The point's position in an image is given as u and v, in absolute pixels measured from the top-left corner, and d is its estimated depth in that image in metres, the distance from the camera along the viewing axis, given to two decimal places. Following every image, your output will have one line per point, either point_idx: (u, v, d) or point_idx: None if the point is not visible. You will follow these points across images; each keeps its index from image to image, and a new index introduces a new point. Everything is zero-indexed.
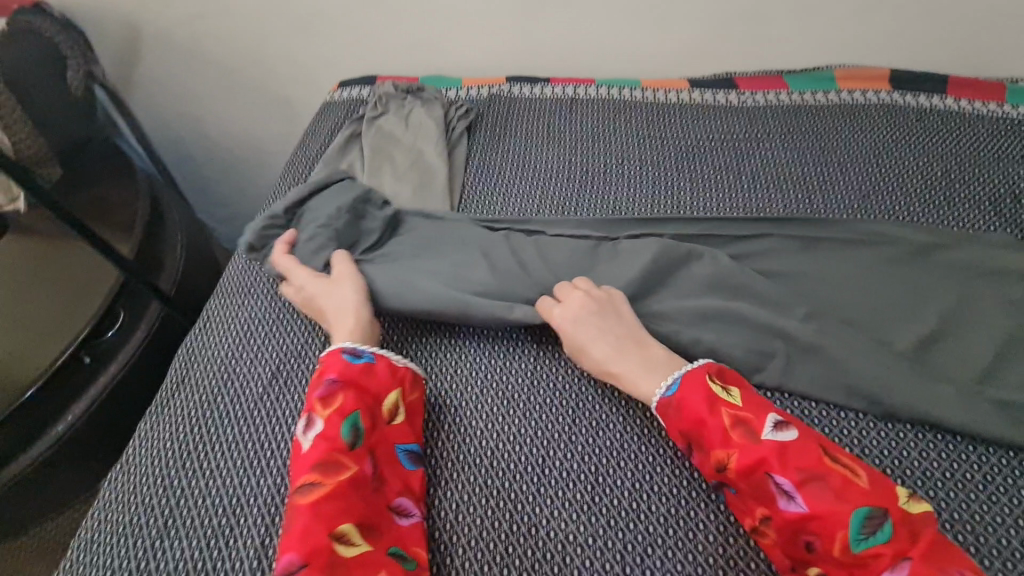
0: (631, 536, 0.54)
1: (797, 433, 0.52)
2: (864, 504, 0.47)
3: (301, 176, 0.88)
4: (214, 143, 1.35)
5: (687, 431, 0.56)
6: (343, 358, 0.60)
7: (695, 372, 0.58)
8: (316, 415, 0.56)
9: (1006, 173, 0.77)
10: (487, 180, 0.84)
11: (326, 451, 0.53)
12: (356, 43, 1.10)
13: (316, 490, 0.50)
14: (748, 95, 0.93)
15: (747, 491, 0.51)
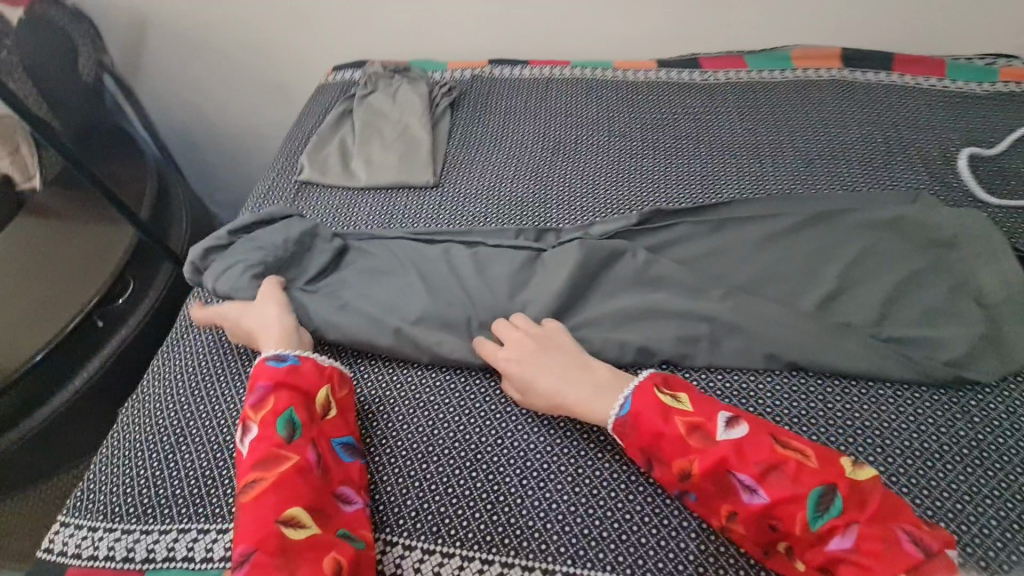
0: (579, 484, 0.59)
1: (746, 428, 0.54)
2: (817, 485, 0.50)
3: (298, 150, 0.95)
4: (216, 129, 1.43)
5: (647, 446, 0.56)
6: (270, 364, 0.62)
7: (647, 384, 0.59)
8: (252, 421, 0.58)
9: (941, 140, 0.85)
10: (468, 152, 0.92)
11: (266, 453, 0.55)
12: (348, 31, 1.17)
13: (258, 489, 0.53)
14: (711, 74, 1.01)
15: (710, 492, 0.53)
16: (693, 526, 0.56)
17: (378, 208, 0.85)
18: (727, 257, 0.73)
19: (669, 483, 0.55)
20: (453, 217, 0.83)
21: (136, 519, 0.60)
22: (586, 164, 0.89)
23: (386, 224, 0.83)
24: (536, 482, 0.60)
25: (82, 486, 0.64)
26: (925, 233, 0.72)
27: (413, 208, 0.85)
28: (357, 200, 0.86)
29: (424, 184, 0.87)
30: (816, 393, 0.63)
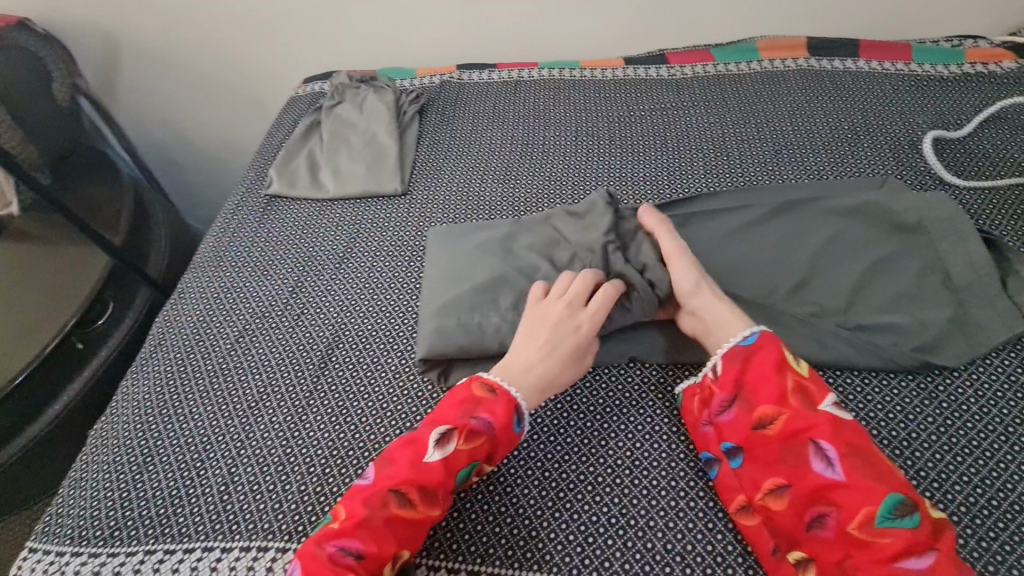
0: (569, 490, 0.57)
1: (850, 417, 0.54)
2: (900, 493, 0.49)
3: (267, 164, 0.95)
4: (194, 146, 1.43)
5: (739, 385, 0.57)
6: (513, 414, 0.57)
7: (771, 341, 0.58)
8: (455, 442, 0.54)
9: (906, 124, 0.84)
10: (437, 158, 0.92)
11: (436, 485, 0.53)
12: (319, 43, 1.18)
13: (405, 510, 0.52)
14: (678, 69, 1.01)
15: (775, 454, 0.54)
16: (660, 525, 0.54)
17: (345, 217, 0.85)
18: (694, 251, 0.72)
19: (732, 431, 0.55)
20: (420, 224, 0.82)
21: (103, 542, 0.59)
22: (554, 165, 0.89)
23: (353, 234, 0.82)
24: (502, 488, 0.58)
25: (50, 511, 0.63)
26: (893, 217, 0.71)
27: (380, 216, 0.84)
28: (324, 211, 0.86)
29: (392, 192, 0.86)
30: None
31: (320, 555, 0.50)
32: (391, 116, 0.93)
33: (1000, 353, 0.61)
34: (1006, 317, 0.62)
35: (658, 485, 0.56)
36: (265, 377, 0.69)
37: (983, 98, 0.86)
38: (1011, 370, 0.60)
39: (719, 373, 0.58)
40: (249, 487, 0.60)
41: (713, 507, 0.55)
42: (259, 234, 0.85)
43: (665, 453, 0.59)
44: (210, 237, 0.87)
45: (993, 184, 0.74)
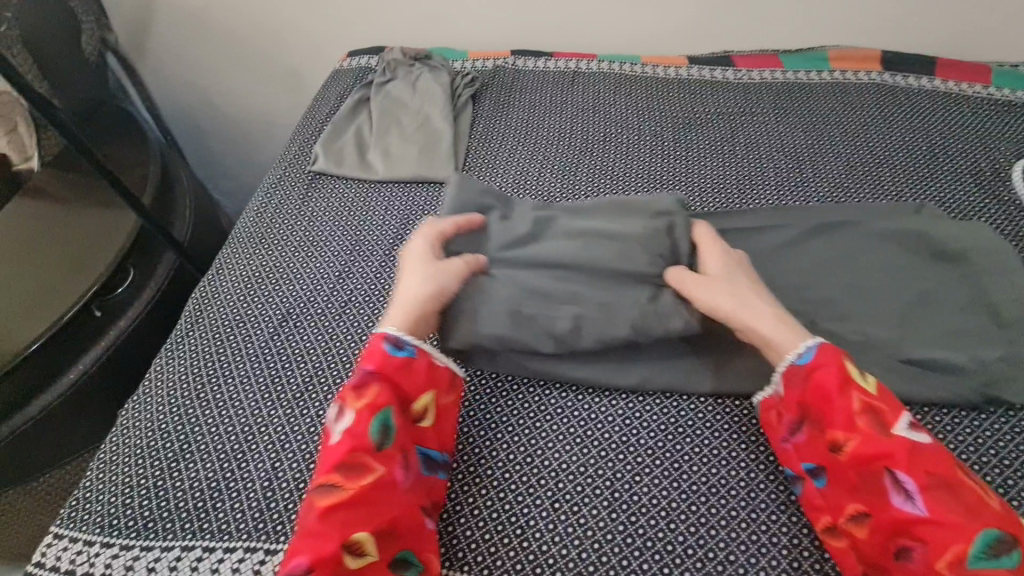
0: (641, 514, 0.53)
1: (930, 440, 0.49)
2: (994, 527, 0.45)
3: (312, 138, 0.91)
4: (222, 114, 1.37)
5: (808, 406, 0.54)
6: (384, 349, 0.56)
7: (832, 354, 0.54)
8: (348, 408, 0.53)
9: (987, 149, 0.81)
10: (491, 146, 0.87)
11: (347, 452, 0.51)
12: (364, 17, 1.12)
13: (335, 497, 0.49)
14: (745, 73, 0.97)
15: (851, 480, 0.50)
16: (742, 560, 0.51)
17: (395, 201, 0.80)
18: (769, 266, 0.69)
19: (810, 454, 0.53)
20: None
21: (137, 534, 0.55)
22: (616, 163, 0.85)
23: (403, 221, 0.78)
24: (571, 506, 0.54)
25: (77, 495, 0.59)
26: (982, 246, 0.68)
27: (432, 203, 0.80)
28: (372, 193, 0.82)
29: (445, 179, 0.82)
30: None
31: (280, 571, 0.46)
32: (445, 98, 0.89)
33: None
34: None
35: (739, 516, 0.53)
36: (310, 366, 0.65)
37: None
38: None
39: (784, 394, 0.56)
40: (295, 484, 0.56)
41: (799, 543, 0.52)
42: (304, 212, 0.80)
43: (744, 481, 0.55)
44: (248, 210, 0.83)
45: None
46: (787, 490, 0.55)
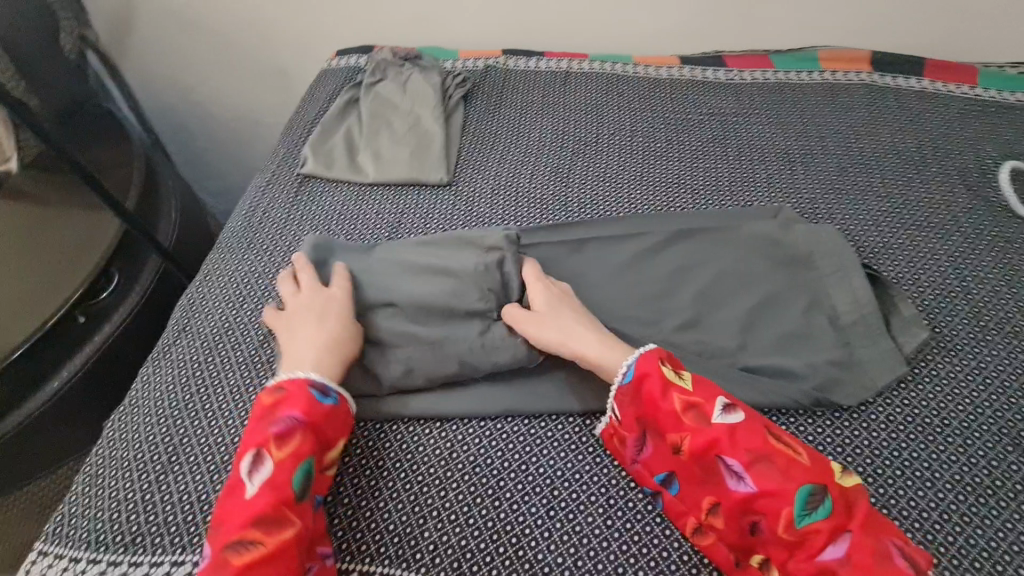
0: (633, 523, 0.53)
1: (744, 416, 0.51)
2: (807, 482, 0.46)
3: (301, 140, 0.89)
4: (207, 113, 1.35)
5: (642, 418, 0.54)
6: (310, 394, 0.54)
7: (649, 362, 0.54)
8: (268, 456, 0.50)
9: (976, 151, 0.82)
10: (483, 148, 0.87)
11: (270, 505, 0.47)
12: (352, 14, 1.10)
13: (253, 552, 0.45)
14: (737, 74, 0.97)
15: (694, 475, 0.50)
16: None
17: (387, 205, 0.79)
18: (763, 270, 0.69)
19: (656, 463, 0.53)
20: (468, 219, 0.77)
21: (125, 549, 0.54)
22: (609, 165, 0.84)
23: (395, 225, 0.77)
24: (566, 513, 0.53)
25: (62, 511, 0.58)
26: None
27: (424, 207, 0.79)
28: (363, 197, 0.81)
29: (437, 182, 0.81)
30: (881, 420, 0.57)
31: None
32: (437, 99, 0.87)
33: None
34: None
35: None
36: None
37: None
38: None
39: (620, 416, 0.55)
40: None
41: None
42: (293, 217, 0.79)
43: None
44: (236, 215, 0.82)
45: None
46: None
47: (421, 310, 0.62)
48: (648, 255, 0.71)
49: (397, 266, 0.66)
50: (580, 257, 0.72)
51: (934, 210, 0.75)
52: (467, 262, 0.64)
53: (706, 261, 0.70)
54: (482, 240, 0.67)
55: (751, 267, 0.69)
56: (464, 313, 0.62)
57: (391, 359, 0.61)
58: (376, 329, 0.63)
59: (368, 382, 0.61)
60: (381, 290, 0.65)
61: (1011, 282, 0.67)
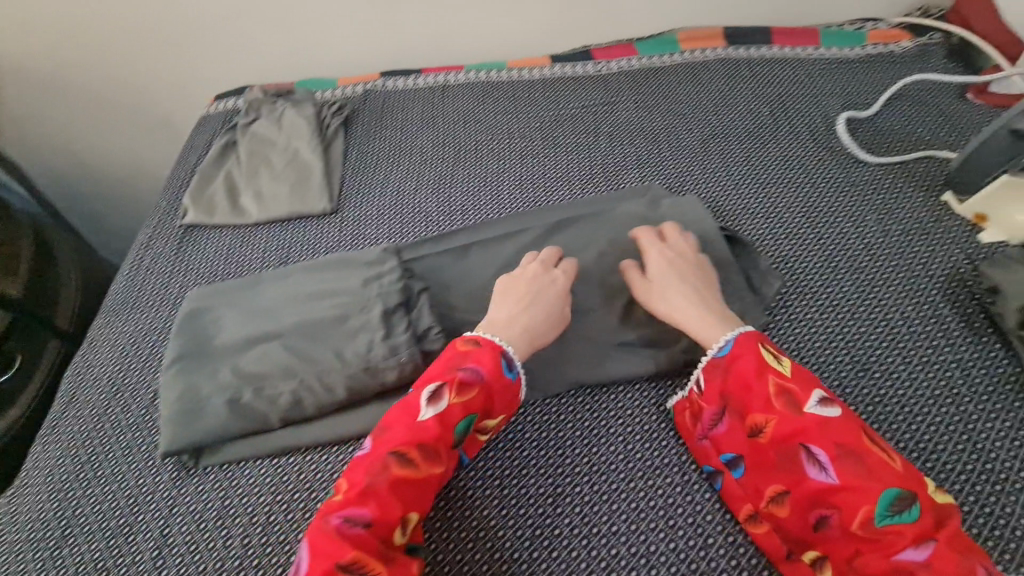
0: (527, 511, 0.56)
1: (841, 412, 0.51)
2: (895, 485, 0.47)
3: (182, 190, 0.88)
4: (99, 173, 1.31)
5: (727, 393, 0.56)
6: (500, 360, 0.57)
7: (748, 341, 0.57)
8: (447, 397, 0.54)
9: (821, 106, 0.88)
10: (367, 171, 0.88)
11: (435, 439, 0.52)
12: (226, 55, 1.09)
13: (408, 470, 0.51)
14: (604, 65, 1.01)
15: (771, 459, 0.53)
16: (625, 531, 0.54)
17: (272, 242, 0.80)
18: (638, 246, 0.72)
19: (730, 439, 0.55)
20: (354, 243, 0.78)
21: None
22: (489, 169, 0.87)
23: (282, 260, 0.77)
24: (463, 514, 0.57)
25: None
26: None
27: (309, 238, 0.79)
28: (247, 237, 0.81)
29: (321, 211, 0.82)
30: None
31: (324, 526, 0.47)
32: (312, 131, 0.88)
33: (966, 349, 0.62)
34: (937, 296, 0.66)
35: (619, 489, 0.57)
36: None
37: (887, 77, 0.91)
38: (969, 349, 0.62)
39: (703, 389, 0.58)
40: (185, 549, 0.55)
41: (674, 502, 0.56)
42: (178, 268, 0.78)
43: (623, 454, 0.59)
44: (121, 275, 0.81)
45: (902, 160, 0.79)
46: (658, 463, 0.58)
47: (304, 339, 0.62)
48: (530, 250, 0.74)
49: (278, 300, 0.67)
50: (465, 261, 0.73)
51: (785, 169, 0.81)
52: (347, 284, 0.65)
53: (583, 247, 0.73)
54: (361, 257, 0.67)
55: (624, 246, 0.73)
56: (348, 332, 0.61)
57: (279, 392, 0.60)
58: (261, 365, 0.61)
59: (259, 417, 0.59)
60: (263, 326, 0.64)
61: (856, 223, 0.74)
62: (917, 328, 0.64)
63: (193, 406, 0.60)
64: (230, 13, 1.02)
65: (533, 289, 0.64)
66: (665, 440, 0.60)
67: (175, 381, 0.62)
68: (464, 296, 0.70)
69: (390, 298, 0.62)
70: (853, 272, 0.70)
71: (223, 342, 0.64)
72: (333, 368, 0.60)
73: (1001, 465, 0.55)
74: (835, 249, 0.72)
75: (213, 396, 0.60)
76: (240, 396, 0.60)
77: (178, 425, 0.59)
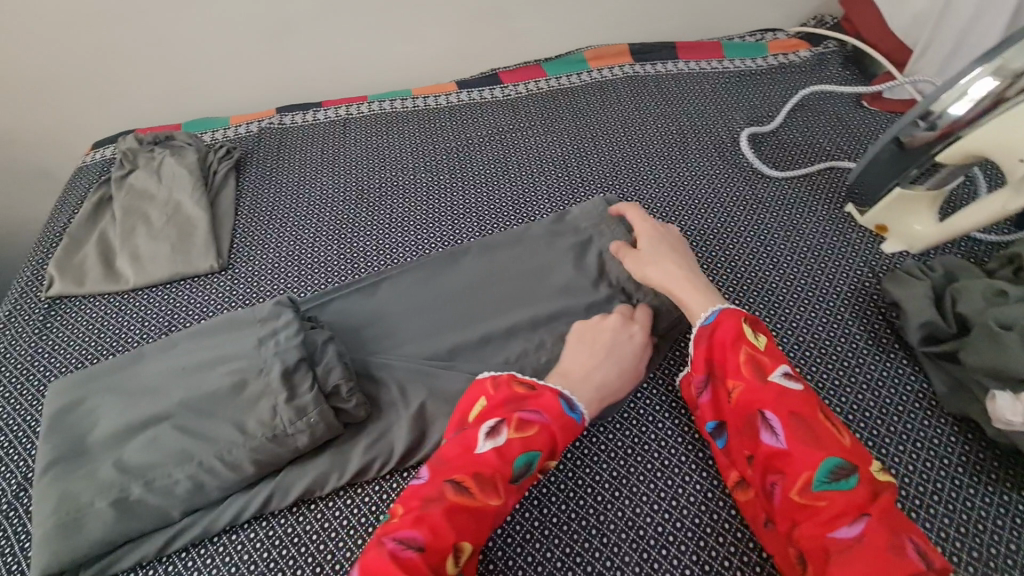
0: None
1: (804, 388, 0.53)
2: (836, 457, 0.48)
3: (47, 256, 0.79)
4: None
5: (706, 359, 0.57)
6: (561, 401, 0.55)
7: (733, 315, 0.57)
8: (506, 431, 0.52)
9: (727, 120, 0.88)
10: (259, 219, 0.81)
11: (492, 471, 0.50)
12: (104, 97, 0.99)
13: (463, 498, 0.49)
14: (512, 88, 0.98)
15: (733, 422, 0.54)
16: None
17: (150, 310, 0.72)
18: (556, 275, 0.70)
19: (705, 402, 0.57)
20: (246, 302, 0.72)
21: None
22: (395, 210, 0.82)
23: (163, 330, 0.70)
24: None
25: None
26: None
27: (196, 300, 0.73)
28: (124, 307, 0.73)
29: (208, 270, 0.75)
30: (647, 413, 0.61)
31: (380, 551, 0.46)
32: (195, 181, 0.81)
33: (879, 367, 0.61)
34: (845, 311, 0.66)
35: (535, 560, 0.53)
36: None
37: (787, 88, 0.93)
38: (877, 368, 0.61)
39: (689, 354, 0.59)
40: None
41: (592, 569, 0.52)
42: (43, 350, 0.70)
43: (538, 522, 0.55)
44: None
45: (806, 173, 0.79)
46: (573, 529, 0.54)
47: (196, 416, 0.55)
48: (445, 288, 0.70)
49: (159, 376, 0.58)
50: (377, 302, 0.69)
51: (694, 189, 0.80)
52: (241, 346, 0.58)
53: (499, 283, 0.70)
54: (254, 314, 0.60)
55: (541, 280, 0.69)
56: (248, 400, 0.55)
57: (175, 480, 0.53)
58: (148, 453, 0.53)
59: (153, 512, 0.53)
60: (147, 407, 0.56)
61: (763, 240, 0.74)
62: (829, 347, 0.63)
63: (71, 516, 0.51)
64: (100, 51, 0.92)
65: (608, 346, 0.60)
66: (582, 499, 0.56)
67: (47, 488, 0.53)
68: (377, 340, 0.65)
69: (289, 354, 0.56)
70: (763, 293, 0.68)
71: (101, 429, 0.56)
72: (235, 444, 0.54)
73: (917, 491, 0.53)
74: (743, 269, 0.71)
75: (84, 499, 0.52)
76: (128, 492, 0.52)
77: (55, 539, 0.51)
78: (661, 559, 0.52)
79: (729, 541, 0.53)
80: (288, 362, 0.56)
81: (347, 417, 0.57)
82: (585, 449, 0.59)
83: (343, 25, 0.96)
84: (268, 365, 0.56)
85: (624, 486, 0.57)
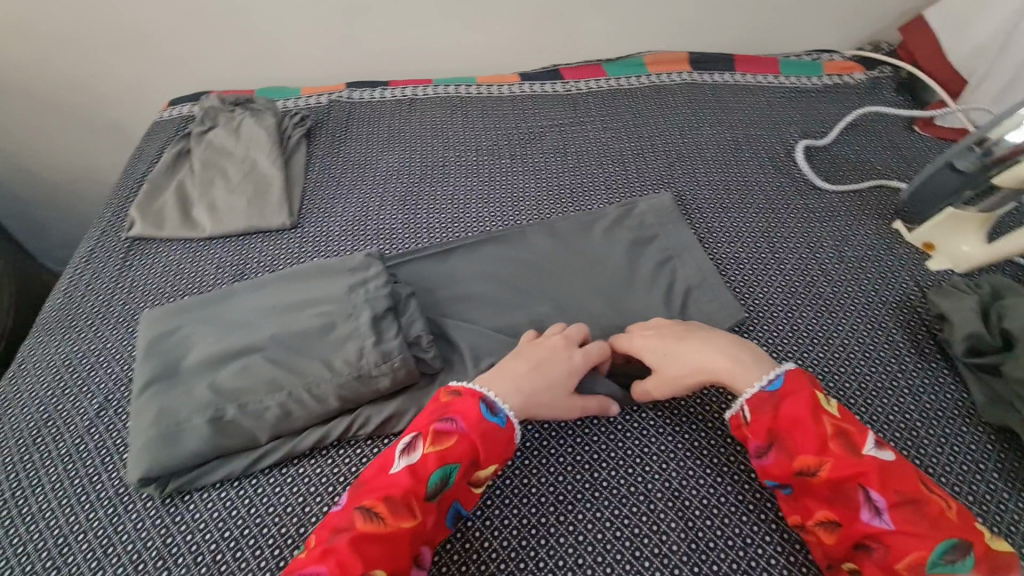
0: (500, 527, 0.55)
1: (895, 458, 0.49)
2: (952, 536, 0.44)
3: (127, 200, 0.83)
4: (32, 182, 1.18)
5: (777, 429, 0.52)
6: (481, 408, 0.53)
7: (801, 382, 0.53)
8: (422, 447, 0.51)
9: (781, 132, 0.92)
10: (330, 184, 0.85)
11: (403, 492, 0.48)
12: (185, 59, 1.04)
13: (374, 524, 0.46)
14: (573, 84, 1.01)
15: (821, 493, 0.49)
16: (590, 559, 0.52)
17: (225, 257, 0.76)
18: (617, 259, 0.74)
19: (777, 472, 0.52)
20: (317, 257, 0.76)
21: None
22: (458, 187, 0.86)
23: (237, 276, 0.74)
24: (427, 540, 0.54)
25: None
26: None
27: (270, 252, 0.77)
28: (200, 252, 0.77)
29: (280, 226, 0.79)
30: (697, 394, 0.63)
31: None
32: (272, 143, 0.85)
33: (924, 374, 0.64)
34: (888, 319, 0.69)
35: (585, 519, 0.55)
36: None
37: (841, 107, 0.96)
38: (920, 375, 0.64)
39: (750, 419, 0.54)
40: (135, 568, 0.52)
41: (639, 532, 0.54)
42: (127, 283, 0.74)
43: (589, 483, 0.57)
44: (59, 287, 0.76)
45: (857, 187, 0.82)
46: (622, 493, 0.56)
47: (287, 350, 0.59)
48: (510, 262, 0.74)
49: (251, 313, 0.63)
50: (447, 268, 0.73)
51: (747, 193, 0.83)
52: (329, 291, 0.62)
53: (561, 262, 0.73)
54: (340, 265, 0.64)
55: (602, 263, 0.73)
56: (337, 340, 0.59)
57: (266, 406, 0.57)
58: (241, 379, 0.57)
59: (243, 433, 0.57)
60: (240, 339, 0.60)
61: (812, 246, 0.77)
62: (873, 350, 0.66)
63: (171, 428, 0.56)
64: (188, 15, 0.97)
65: (545, 358, 0.58)
66: (631, 467, 0.58)
67: (149, 404, 0.58)
68: (448, 302, 0.69)
69: (378, 303, 0.61)
70: (811, 295, 0.72)
71: (196, 355, 0.60)
72: (323, 378, 0.57)
73: (952, 491, 0.56)
74: (793, 271, 0.74)
75: (180, 415, 0.56)
76: (223, 413, 0.57)
77: (154, 448, 0.55)
78: (706, 529, 0.54)
79: (770, 518, 0.54)
80: (376, 309, 0.60)
81: (424, 366, 0.61)
82: (636, 421, 0.61)
83: (417, 10, 1.00)
84: (357, 311, 0.60)
85: (673, 459, 0.58)
